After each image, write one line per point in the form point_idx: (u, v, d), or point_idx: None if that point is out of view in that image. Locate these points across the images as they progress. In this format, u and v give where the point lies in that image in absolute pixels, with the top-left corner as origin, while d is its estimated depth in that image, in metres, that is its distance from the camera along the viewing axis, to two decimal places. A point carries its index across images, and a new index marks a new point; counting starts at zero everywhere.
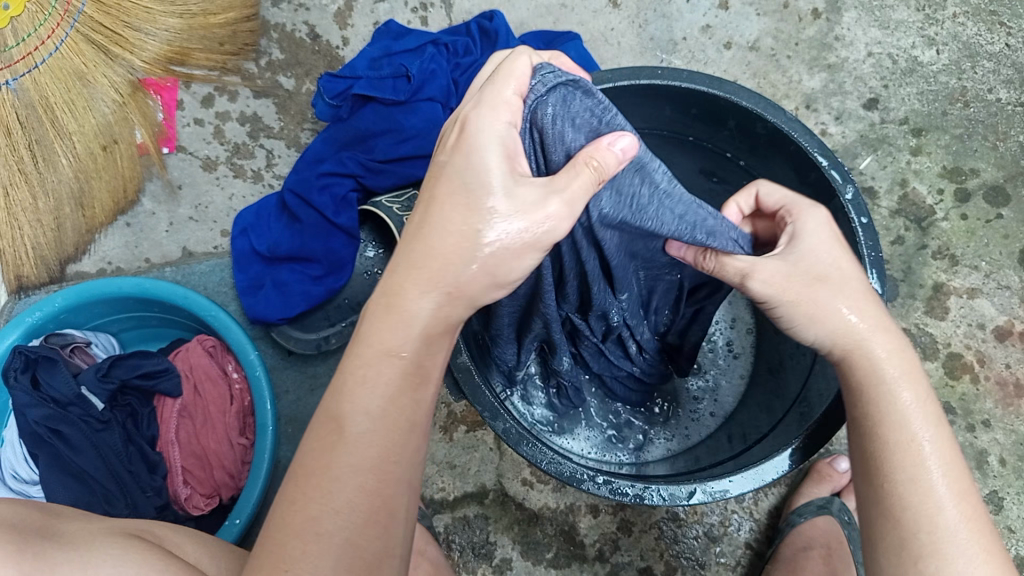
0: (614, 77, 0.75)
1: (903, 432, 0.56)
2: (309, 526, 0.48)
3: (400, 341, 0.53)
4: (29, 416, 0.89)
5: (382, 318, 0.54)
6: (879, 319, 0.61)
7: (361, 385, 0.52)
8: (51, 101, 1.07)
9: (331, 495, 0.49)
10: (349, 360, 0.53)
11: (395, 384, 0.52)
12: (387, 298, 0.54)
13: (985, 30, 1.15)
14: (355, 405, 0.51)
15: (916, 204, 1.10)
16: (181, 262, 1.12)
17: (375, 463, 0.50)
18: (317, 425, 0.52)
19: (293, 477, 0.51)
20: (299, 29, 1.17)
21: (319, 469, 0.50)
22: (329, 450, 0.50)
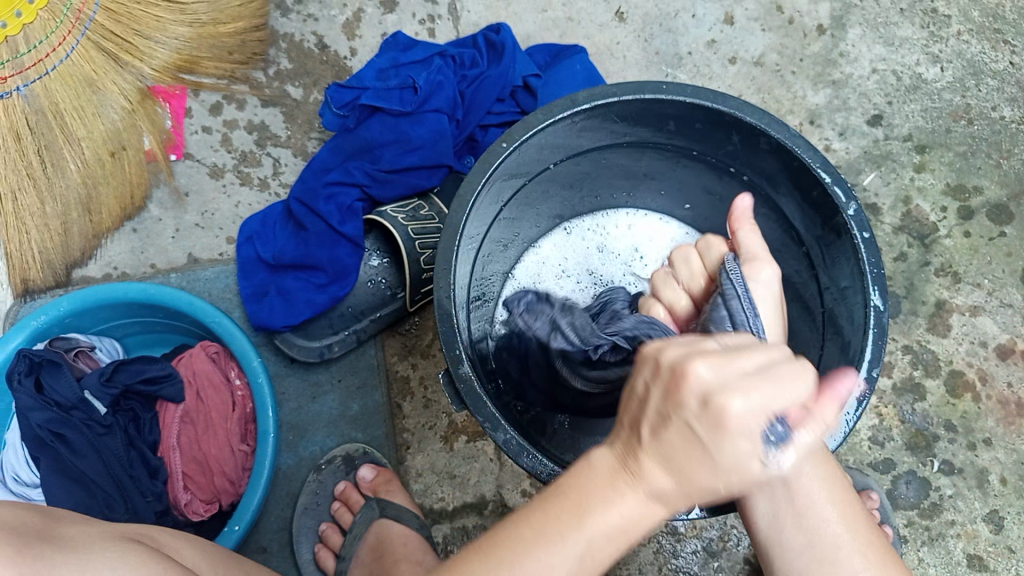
0: (618, 91, 0.76)
1: (806, 488, 0.60)
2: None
3: (669, 472, 0.45)
4: (31, 420, 0.90)
5: (674, 426, 0.44)
6: (769, 378, 0.57)
7: (622, 496, 0.47)
8: (61, 107, 1.09)
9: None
10: (588, 468, 0.49)
11: (655, 509, 0.47)
12: (665, 410, 0.45)
13: (989, 49, 1.15)
14: (604, 515, 0.47)
15: (919, 221, 1.11)
16: (186, 268, 1.13)
17: (599, 564, 0.48)
18: (557, 508, 0.48)
19: (494, 552, 0.49)
20: (308, 39, 1.18)
21: (516, 559, 0.47)
22: (537, 536, 0.48)
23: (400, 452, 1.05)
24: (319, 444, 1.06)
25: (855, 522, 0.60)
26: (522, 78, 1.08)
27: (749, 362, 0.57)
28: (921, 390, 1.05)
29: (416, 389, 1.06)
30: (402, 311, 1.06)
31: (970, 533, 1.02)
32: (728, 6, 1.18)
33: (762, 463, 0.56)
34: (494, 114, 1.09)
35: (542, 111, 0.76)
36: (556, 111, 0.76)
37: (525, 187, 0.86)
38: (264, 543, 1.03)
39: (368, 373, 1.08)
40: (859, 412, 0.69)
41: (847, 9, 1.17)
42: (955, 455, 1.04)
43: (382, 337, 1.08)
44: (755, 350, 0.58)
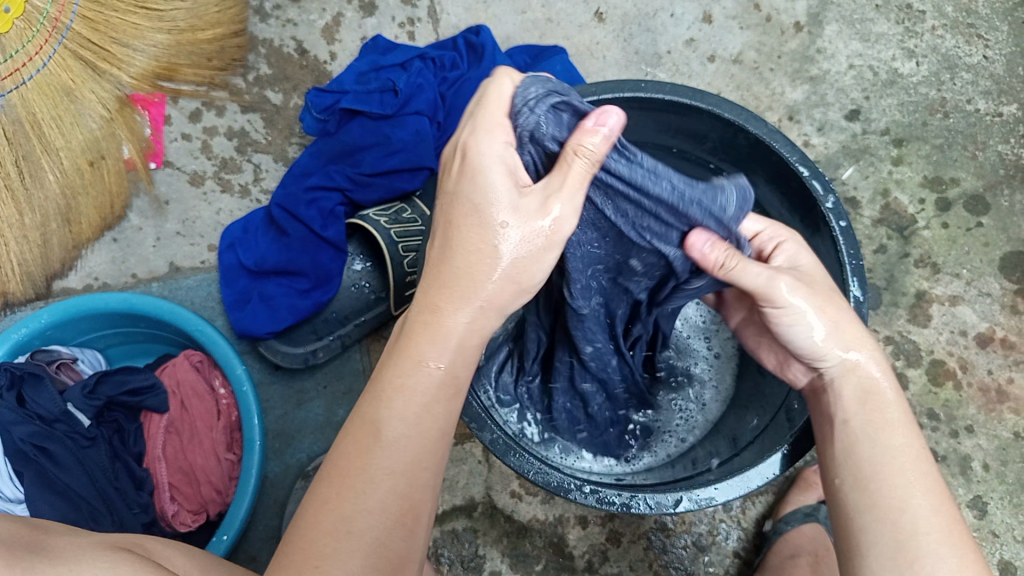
0: (598, 90, 0.76)
1: (894, 444, 0.57)
2: (354, 520, 0.51)
3: (439, 358, 0.55)
4: (14, 434, 0.89)
5: (433, 316, 0.56)
6: (851, 327, 0.62)
7: (400, 394, 0.54)
8: (38, 117, 1.07)
9: (370, 489, 0.52)
10: (387, 366, 0.56)
11: (431, 397, 0.55)
12: (426, 314, 0.56)
13: (963, 42, 1.16)
14: (389, 412, 0.54)
15: (897, 213, 1.12)
16: (168, 277, 1.12)
17: (424, 441, 0.54)
18: (352, 430, 0.54)
19: (326, 476, 0.53)
20: (287, 45, 1.17)
21: (353, 473, 0.52)
22: (352, 445, 0.53)
23: None
24: (306, 450, 1.06)
25: (928, 483, 0.56)
26: None
27: (795, 291, 0.61)
28: (903, 380, 1.07)
29: None
30: (387, 315, 1.06)
31: None
32: (706, 5, 1.18)
33: (853, 422, 0.59)
34: None
35: None
36: None
37: None
38: (252, 551, 1.03)
39: (354, 378, 1.07)
40: None
41: (823, 6, 1.19)
42: (938, 443, 1.05)
43: (367, 342, 1.08)
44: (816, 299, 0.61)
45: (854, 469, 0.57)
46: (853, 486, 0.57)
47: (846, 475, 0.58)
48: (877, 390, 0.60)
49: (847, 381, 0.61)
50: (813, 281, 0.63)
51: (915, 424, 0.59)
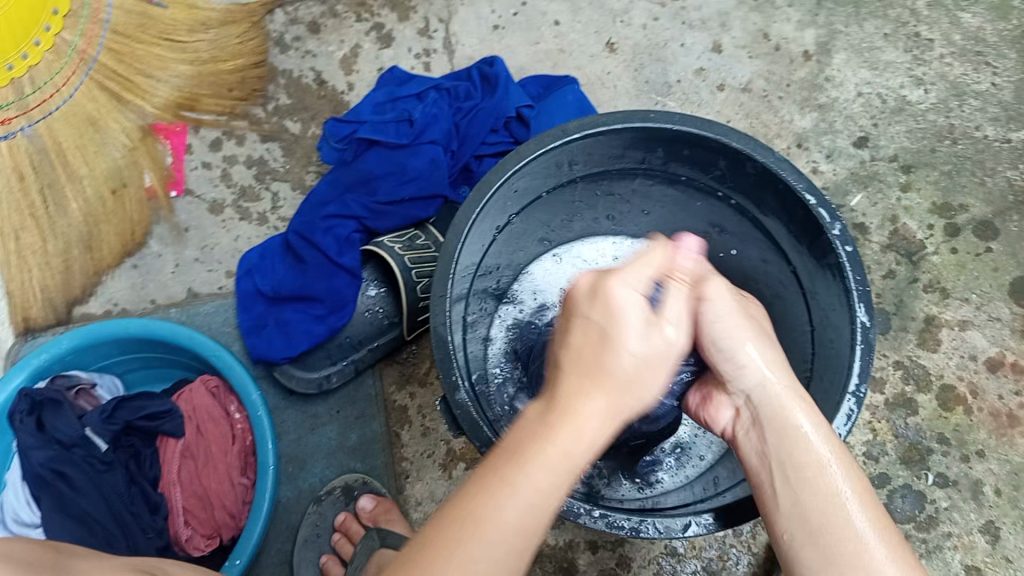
0: (608, 121, 0.78)
1: (829, 488, 0.61)
2: (466, 569, 0.49)
3: (593, 416, 0.54)
4: (32, 459, 0.92)
5: (568, 389, 0.55)
6: (777, 360, 0.68)
7: (549, 448, 0.52)
8: (64, 146, 1.11)
9: (489, 544, 0.50)
10: (552, 410, 0.55)
11: (581, 462, 0.53)
12: (597, 354, 0.56)
13: (971, 70, 1.18)
14: (532, 466, 0.52)
15: (907, 239, 1.13)
16: (187, 303, 1.14)
17: (529, 539, 0.52)
18: (483, 471, 0.53)
19: (423, 547, 0.51)
20: (305, 75, 1.20)
21: (478, 515, 0.51)
22: (457, 529, 0.51)
23: (400, 481, 1.06)
24: (319, 475, 1.07)
25: (864, 499, 0.61)
26: (515, 109, 1.10)
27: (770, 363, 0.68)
28: (914, 405, 1.07)
29: (415, 417, 1.07)
30: (399, 340, 1.07)
31: (967, 544, 1.03)
32: (716, 35, 1.21)
33: (773, 453, 0.64)
34: (488, 144, 1.11)
35: (533, 141, 0.78)
36: (548, 141, 0.78)
37: (520, 214, 0.88)
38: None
39: (367, 403, 1.09)
40: (851, 424, 0.71)
41: (832, 35, 1.20)
42: (949, 468, 1.05)
43: (380, 366, 1.10)
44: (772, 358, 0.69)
45: (804, 514, 0.60)
46: (808, 539, 0.59)
47: (787, 499, 0.62)
48: (798, 426, 0.64)
49: (787, 421, 0.65)
50: (749, 310, 0.72)
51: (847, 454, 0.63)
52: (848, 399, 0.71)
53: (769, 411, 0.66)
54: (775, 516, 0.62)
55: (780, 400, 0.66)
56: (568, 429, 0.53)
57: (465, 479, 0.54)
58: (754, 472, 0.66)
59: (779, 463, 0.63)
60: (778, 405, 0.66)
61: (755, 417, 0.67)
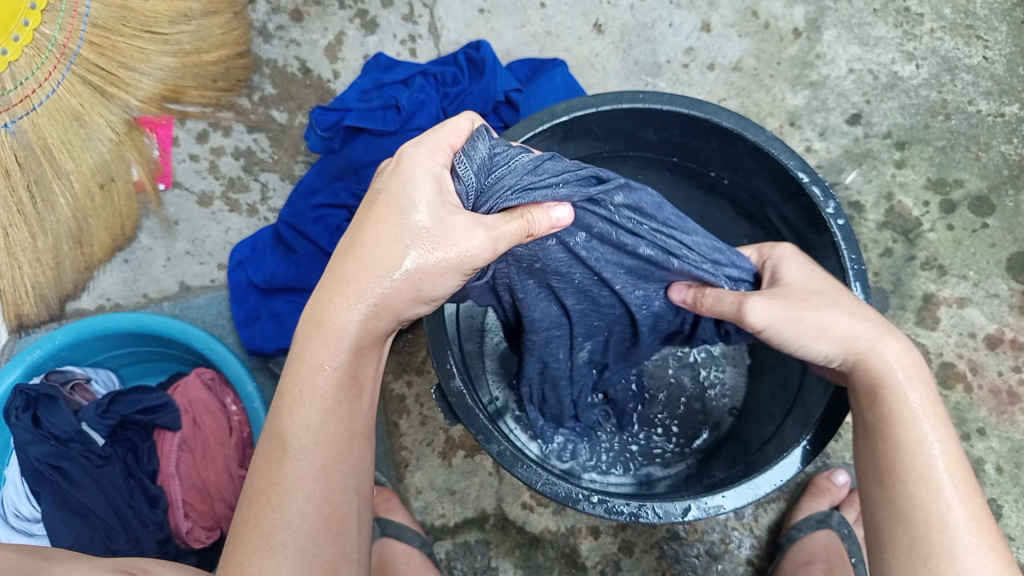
0: (596, 102, 0.77)
1: (916, 441, 0.58)
2: (270, 531, 0.53)
3: (337, 359, 0.55)
4: (30, 454, 0.90)
5: (300, 344, 0.56)
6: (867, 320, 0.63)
7: (298, 401, 0.55)
8: (49, 142, 1.08)
9: (285, 502, 0.53)
10: (290, 369, 0.56)
11: (331, 399, 0.55)
12: (313, 312, 0.55)
13: (962, 44, 1.17)
14: (292, 423, 0.54)
15: (902, 217, 1.12)
16: (179, 296, 1.13)
17: (327, 447, 0.55)
18: (264, 445, 0.56)
19: (244, 500, 0.55)
20: (290, 64, 1.19)
21: (267, 489, 0.54)
22: (263, 485, 0.54)
23: (400, 470, 1.05)
24: None
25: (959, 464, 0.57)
26: (504, 93, 1.08)
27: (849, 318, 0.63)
28: None
29: (412, 406, 1.07)
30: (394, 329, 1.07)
31: None
32: (705, 14, 1.19)
33: (861, 404, 0.62)
34: None
35: (521, 125, 0.77)
36: (536, 125, 0.77)
37: None
38: None
39: None
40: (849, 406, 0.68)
41: (822, 12, 1.19)
42: None
43: None
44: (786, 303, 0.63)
45: (862, 450, 0.61)
46: (877, 483, 0.59)
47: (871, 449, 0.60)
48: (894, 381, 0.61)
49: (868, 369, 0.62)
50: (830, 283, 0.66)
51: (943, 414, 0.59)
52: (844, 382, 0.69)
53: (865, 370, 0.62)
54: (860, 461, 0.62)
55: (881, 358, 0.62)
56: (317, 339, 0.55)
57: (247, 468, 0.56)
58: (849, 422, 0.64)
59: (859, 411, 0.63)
60: (860, 350, 0.62)
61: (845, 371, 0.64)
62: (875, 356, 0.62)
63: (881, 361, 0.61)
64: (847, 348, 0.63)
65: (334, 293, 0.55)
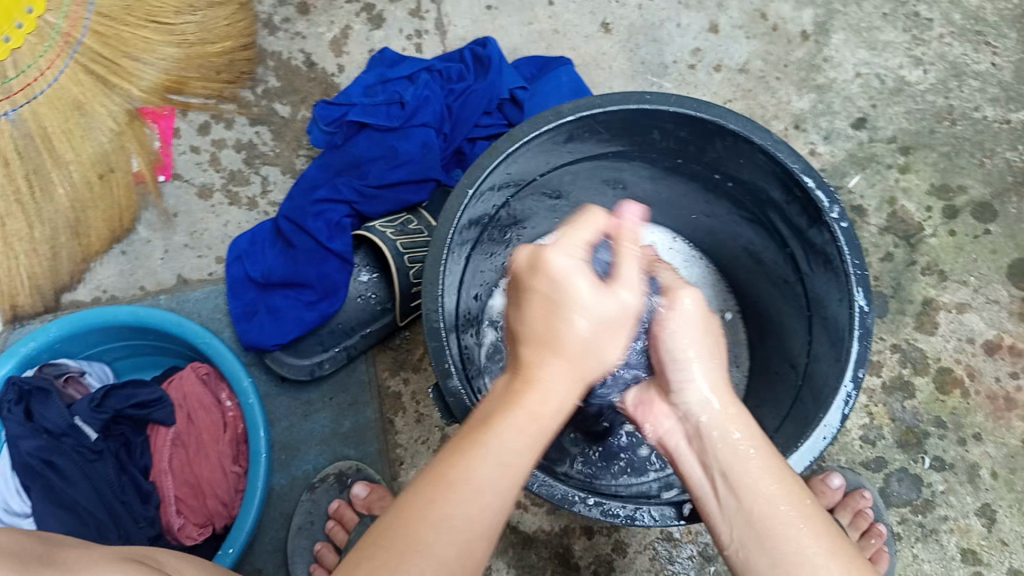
0: (603, 102, 0.76)
1: (776, 498, 0.54)
2: (439, 524, 0.49)
3: (548, 398, 0.55)
4: (22, 448, 0.90)
5: (527, 372, 0.56)
6: (724, 382, 0.61)
7: (512, 419, 0.53)
8: (49, 131, 1.08)
9: (459, 506, 0.50)
10: (508, 395, 0.55)
11: (538, 435, 0.54)
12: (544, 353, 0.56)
13: (971, 50, 1.16)
14: (501, 435, 0.53)
15: (904, 221, 1.11)
16: (176, 289, 1.12)
17: (518, 481, 0.53)
18: (457, 442, 0.53)
19: (424, 481, 0.52)
20: (295, 57, 1.18)
21: (452, 477, 0.51)
22: (445, 479, 0.51)
23: (394, 468, 1.05)
24: (313, 462, 1.06)
25: (818, 522, 0.53)
26: (509, 91, 1.09)
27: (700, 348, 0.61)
28: (910, 387, 1.06)
29: (408, 404, 1.06)
30: (392, 325, 1.06)
31: (963, 527, 1.02)
32: (712, 15, 1.18)
33: (717, 462, 0.57)
34: (481, 127, 1.09)
35: (528, 124, 0.76)
36: (542, 124, 0.76)
37: (514, 197, 0.86)
38: (258, 564, 1.03)
39: (360, 389, 1.07)
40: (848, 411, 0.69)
41: (830, 15, 1.18)
42: (946, 451, 1.04)
43: (372, 353, 1.08)
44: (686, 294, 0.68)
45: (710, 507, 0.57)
46: (752, 541, 0.53)
47: (732, 504, 0.55)
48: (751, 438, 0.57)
49: (723, 425, 0.58)
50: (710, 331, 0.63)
51: (784, 468, 0.56)
52: (844, 388, 0.70)
53: (715, 425, 0.58)
54: (715, 522, 0.56)
55: (727, 415, 0.59)
56: (534, 394, 0.55)
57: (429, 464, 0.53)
58: (695, 487, 0.59)
59: (720, 469, 0.57)
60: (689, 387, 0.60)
61: (697, 427, 0.60)
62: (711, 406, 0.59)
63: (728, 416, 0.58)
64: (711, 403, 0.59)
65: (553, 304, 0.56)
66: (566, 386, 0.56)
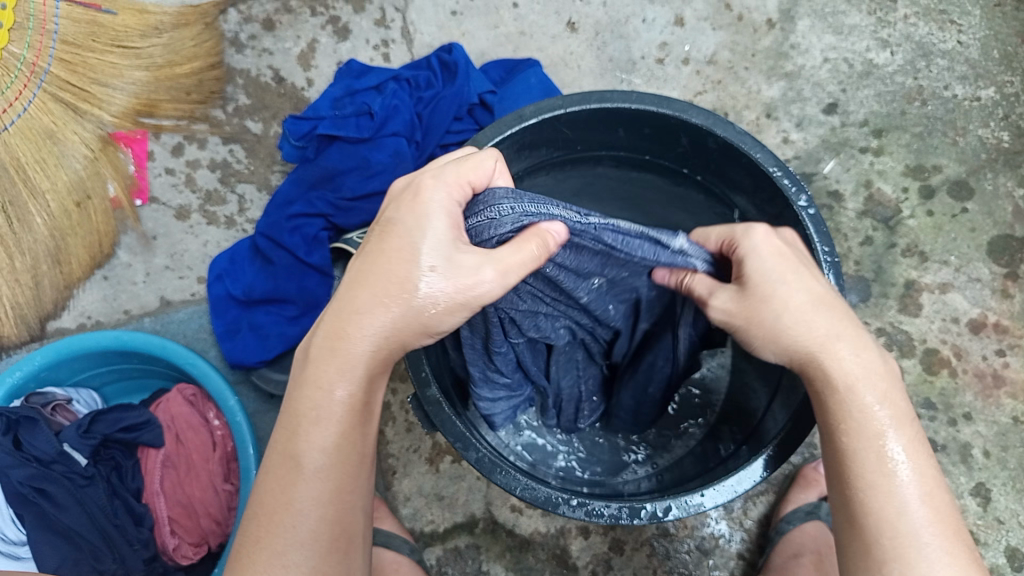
0: (563, 103, 0.76)
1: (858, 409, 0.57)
2: (278, 561, 0.54)
3: (340, 382, 0.57)
4: (12, 477, 0.89)
5: (313, 371, 0.58)
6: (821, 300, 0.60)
7: (304, 419, 0.57)
8: (22, 161, 1.10)
9: (302, 498, 0.55)
10: (295, 401, 0.58)
11: (340, 418, 0.57)
12: (329, 343, 0.58)
13: (936, 29, 1.16)
14: (307, 445, 0.56)
15: (882, 204, 1.12)
16: (159, 311, 1.13)
17: (343, 459, 0.57)
18: (273, 463, 0.57)
19: (254, 517, 0.56)
20: (264, 74, 1.18)
21: (278, 509, 0.55)
22: (277, 508, 0.56)
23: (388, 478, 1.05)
24: None
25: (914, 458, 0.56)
26: (477, 95, 1.08)
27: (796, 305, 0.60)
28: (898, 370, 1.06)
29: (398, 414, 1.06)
30: None
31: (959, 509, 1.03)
32: (678, 8, 1.18)
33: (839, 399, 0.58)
34: (453, 133, 1.08)
35: (490, 129, 0.76)
36: (504, 129, 0.76)
37: None
38: None
39: None
40: None
41: (795, 1, 1.19)
42: (937, 432, 1.05)
43: None
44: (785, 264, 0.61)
45: (825, 433, 0.59)
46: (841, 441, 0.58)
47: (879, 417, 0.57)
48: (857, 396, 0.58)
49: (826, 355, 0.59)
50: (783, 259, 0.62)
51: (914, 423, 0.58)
52: None
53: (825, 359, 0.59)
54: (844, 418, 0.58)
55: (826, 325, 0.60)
56: (331, 367, 0.57)
57: (260, 472, 0.58)
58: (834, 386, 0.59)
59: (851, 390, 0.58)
60: (814, 348, 0.59)
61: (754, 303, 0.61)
62: (827, 360, 0.59)
63: (837, 370, 0.59)
64: (795, 354, 0.60)
65: (360, 283, 0.58)
66: (357, 371, 0.57)
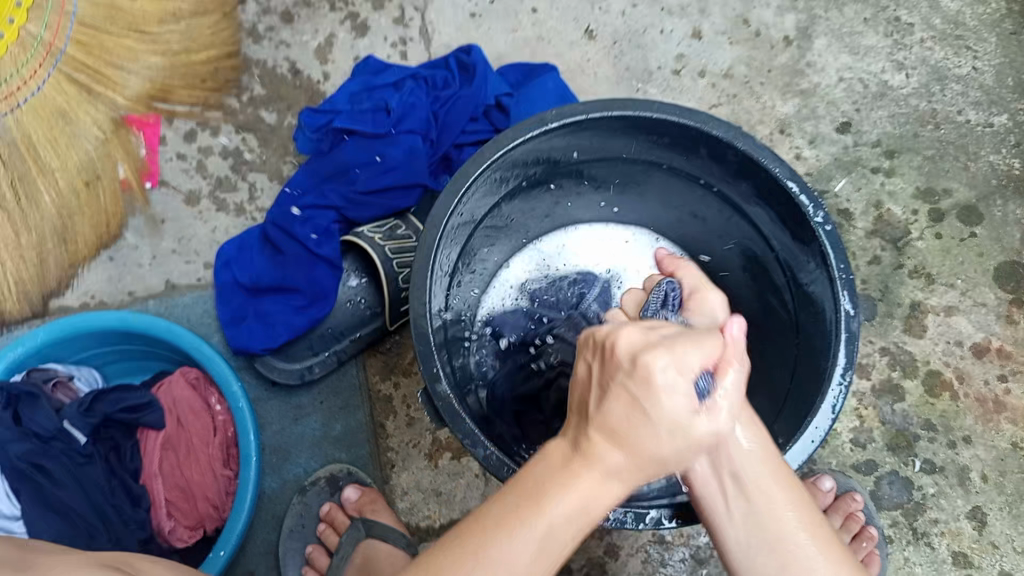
0: (585, 108, 0.77)
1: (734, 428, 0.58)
2: None
3: (619, 450, 0.49)
4: (10, 452, 0.90)
5: (587, 445, 0.50)
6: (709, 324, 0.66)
7: (558, 478, 0.49)
8: (34, 138, 1.13)
9: (530, 538, 0.47)
10: (549, 474, 0.49)
11: (586, 513, 0.49)
12: (622, 431, 0.49)
13: (952, 54, 1.17)
14: (558, 504, 0.48)
15: (890, 225, 1.12)
16: (165, 295, 1.12)
17: (572, 544, 0.49)
18: (513, 508, 0.48)
19: (462, 563, 0.47)
20: (280, 66, 1.18)
21: (491, 561, 0.47)
22: (494, 527, 0.48)
23: (385, 471, 1.05)
24: (303, 466, 1.07)
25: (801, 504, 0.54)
26: (494, 97, 1.09)
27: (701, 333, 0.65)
28: (899, 390, 1.06)
29: (399, 407, 1.06)
30: (382, 330, 1.06)
31: (954, 531, 1.02)
32: (696, 21, 1.19)
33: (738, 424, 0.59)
34: (468, 133, 1.09)
35: (510, 131, 0.76)
36: (525, 131, 0.76)
37: (497, 206, 0.87)
38: (250, 567, 1.03)
39: (351, 393, 1.08)
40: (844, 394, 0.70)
41: (812, 20, 1.19)
42: (936, 453, 1.05)
43: (363, 357, 1.08)
44: (706, 327, 0.65)
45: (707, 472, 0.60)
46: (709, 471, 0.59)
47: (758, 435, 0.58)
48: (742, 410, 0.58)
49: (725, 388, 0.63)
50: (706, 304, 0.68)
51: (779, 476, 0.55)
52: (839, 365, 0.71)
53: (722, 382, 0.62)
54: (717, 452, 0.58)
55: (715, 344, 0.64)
56: (606, 458, 0.49)
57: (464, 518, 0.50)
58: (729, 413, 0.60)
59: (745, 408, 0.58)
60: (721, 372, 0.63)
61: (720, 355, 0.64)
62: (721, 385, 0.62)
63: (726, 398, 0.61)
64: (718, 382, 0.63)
65: (624, 394, 0.49)
66: (618, 486, 0.50)
